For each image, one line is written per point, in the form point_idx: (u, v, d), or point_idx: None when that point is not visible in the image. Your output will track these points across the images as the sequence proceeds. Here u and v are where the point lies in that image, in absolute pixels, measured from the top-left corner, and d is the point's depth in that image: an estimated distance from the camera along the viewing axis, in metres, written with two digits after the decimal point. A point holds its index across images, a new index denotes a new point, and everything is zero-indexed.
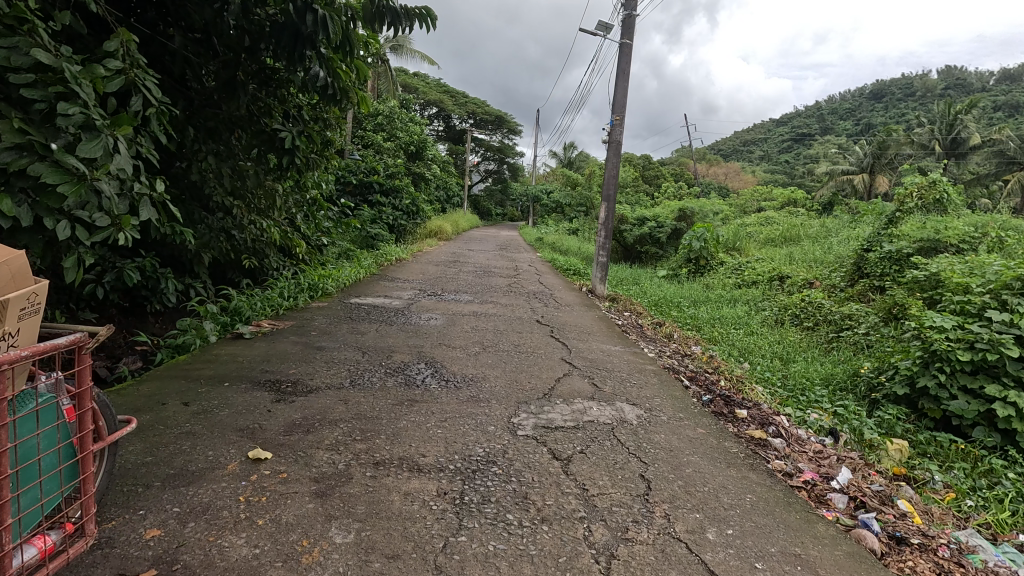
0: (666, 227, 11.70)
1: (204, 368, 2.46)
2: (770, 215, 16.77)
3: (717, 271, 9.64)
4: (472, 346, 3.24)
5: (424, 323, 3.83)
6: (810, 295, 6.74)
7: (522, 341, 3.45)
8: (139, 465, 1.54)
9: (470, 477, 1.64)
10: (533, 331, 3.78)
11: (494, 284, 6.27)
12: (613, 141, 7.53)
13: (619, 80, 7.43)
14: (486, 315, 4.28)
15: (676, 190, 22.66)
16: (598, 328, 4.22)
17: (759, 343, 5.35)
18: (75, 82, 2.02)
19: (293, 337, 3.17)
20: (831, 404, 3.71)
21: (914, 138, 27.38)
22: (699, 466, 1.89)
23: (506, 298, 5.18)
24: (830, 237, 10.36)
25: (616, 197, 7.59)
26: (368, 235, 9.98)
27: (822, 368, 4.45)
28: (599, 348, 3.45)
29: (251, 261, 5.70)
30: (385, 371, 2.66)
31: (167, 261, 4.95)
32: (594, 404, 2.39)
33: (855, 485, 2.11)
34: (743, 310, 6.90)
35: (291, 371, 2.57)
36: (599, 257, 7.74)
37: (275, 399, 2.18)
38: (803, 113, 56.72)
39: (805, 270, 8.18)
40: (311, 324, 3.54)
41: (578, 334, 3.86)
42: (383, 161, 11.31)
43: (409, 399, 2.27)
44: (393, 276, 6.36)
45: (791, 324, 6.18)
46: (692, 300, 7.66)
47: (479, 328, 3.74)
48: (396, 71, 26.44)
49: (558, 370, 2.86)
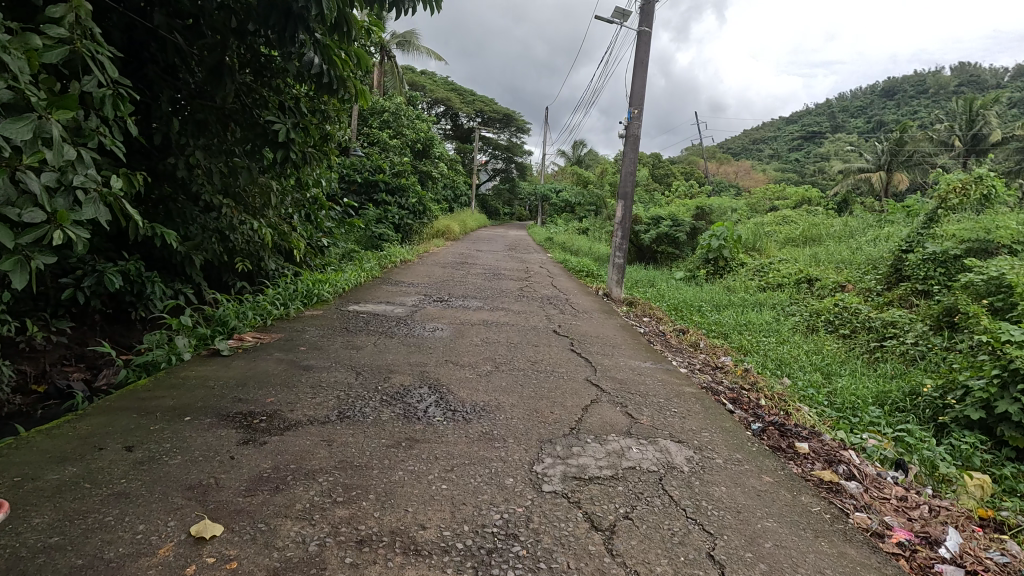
0: (682, 227, 11.24)
1: (164, 397, 2.06)
2: (786, 214, 16.25)
3: (738, 272, 9.17)
4: (484, 364, 2.82)
5: (429, 335, 3.42)
6: (845, 300, 6.26)
7: (542, 357, 3.03)
8: (36, 552, 1.14)
9: (486, 562, 1.24)
10: (551, 344, 3.37)
11: (505, 288, 5.87)
12: (630, 135, 7.10)
13: (637, 71, 7.00)
14: (497, 324, 3.87)
15: (688, 188, 22.17)
16: (623, 340, 3.79)
17: (794, 355, 4.89)
18: (3, 49, 1.75)
19: (279, 354, 2.77)
20: (890, 428, 3.27)
21: (933, 135, 26.66)
22: (780, 537, 1.47)
23: (519, 305, 4.76)
24: (858, 237, 9.84)
25: (634, 195, 7.16)
26: (373, 235, 9.61)
27: (872, 384, 3.99)
28: (628, 366, 3.03)
29: (246, 264, 5.31)
30: (382, 398, 2.25)
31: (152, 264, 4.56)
32: (633, 444, 1.97)
33: (969, 554, 1.67)
34: (771, 315, 6.43)
35: (269, 398, 2.16)
36: (616, 258, 7.29)
37: (242, 439, 1.77)
38: (815, 111, 55.85)
39: (834, 272, 7.71)
40: (301, 337, 3.14)
41: (602, 347, 3.44)
42: (389, 159, 10.94)
43: (407, 439, 1.86)
44: (396, 279, 5.96)
45: (825, 332, 5.71)
46: (715, 304, 7.21)
47: (491, 342, 3.33)
48: (404, 69, 26.16)
49: (585, 396, 2.44)
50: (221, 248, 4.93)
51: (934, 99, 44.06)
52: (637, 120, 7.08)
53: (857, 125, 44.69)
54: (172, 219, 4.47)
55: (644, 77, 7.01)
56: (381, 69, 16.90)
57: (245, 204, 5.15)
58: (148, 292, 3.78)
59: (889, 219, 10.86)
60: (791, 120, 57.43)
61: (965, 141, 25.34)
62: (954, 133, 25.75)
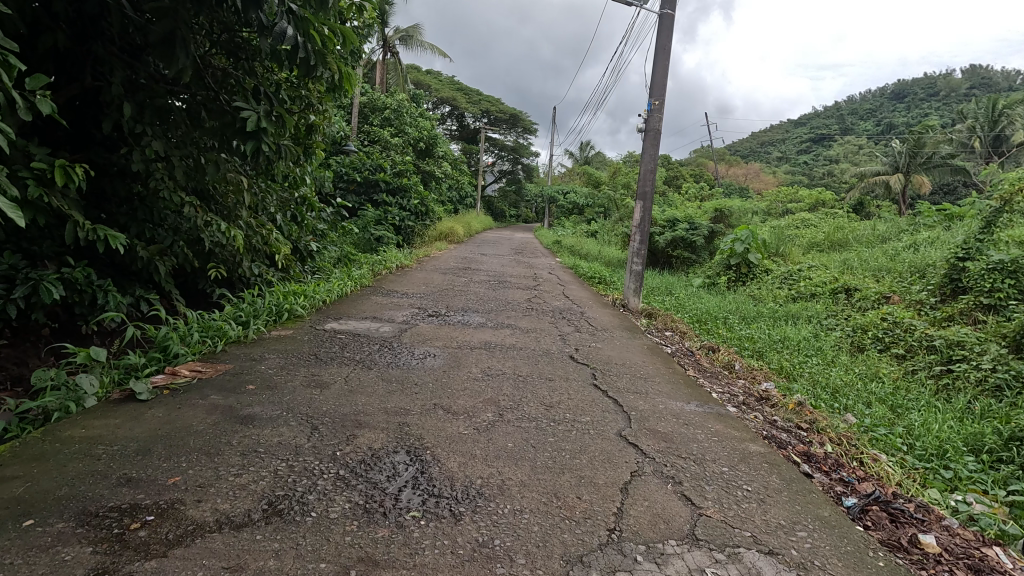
0: (700, 231, 10.54)
1: (13, 481, 1.40)
2: (805, 217, 15.53)
3: (763, 280, 8.48)
4: (485, 411, 2.16)
5: (418, 365, 2.75)
6: (894, 315, 5.56)
7: (559, 400, 2.35)
8: None
9: None
10: (569, 379, 2.69)
11: (512, 298, 5.22)
12: (651, 129, 6.45)
13: (659, 59, 6.34)
14: (502, 349, 3.21)
15: (700, 190, 21.43)
16: (655, 369, 3.11)
17: (848, 382, 4.19)
18: None
19: (218, 397, 2.11)
20: (999, 487, 2.60)
21: (952, 135, 25.87)
22: None
23: (527, 322, 4.09)
24: (892, 243, 9.11)
25: (653, 195, 6.50)
26: (370, 238, 8.99)
27: (956, 424, 3.30)
28: (670, 411, 2.35)
29: (223, 270, 4.59)
30: (341, 474, 1.60)
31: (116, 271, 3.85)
32: (710, 564, 1.30)
33: None
34: (808, 330, 5.74)
35: (172, 475, 1.50)
36: (633, 264, 6.61)
37: (91, 571, 1.11)
38: (827, 112, 54.89)
39: (873, 280, 7.04)
40: (255, 371, 2.48)
41: (633, 381, 2.76)
42: (390, 157, 10.36)
43: (361, 563, 1.20)
44: (389, 288, 5.32)
45: (876, 353, 5.01)
46: (742, 315, 6.52)
47: (494, 375, 2.66)
48: (409, 68, 25.72)
49: (622, 467, 1.77)
50: (191, 254, 4.28)
51: (949, 100, 43.16)
52: (658, 113, 6.42)
53: (870, 126, 43.82)
54: (130, 221, 3.81)
55: (666, 65, 6.35)
56: (384, 65, 16.38)
57: (217, 204, 4.50)
58: (101, 304, 3.04)
59: (923, 222, 10.11)
60: (801, 122, 56.59)
61: (986, 142, 24.46)
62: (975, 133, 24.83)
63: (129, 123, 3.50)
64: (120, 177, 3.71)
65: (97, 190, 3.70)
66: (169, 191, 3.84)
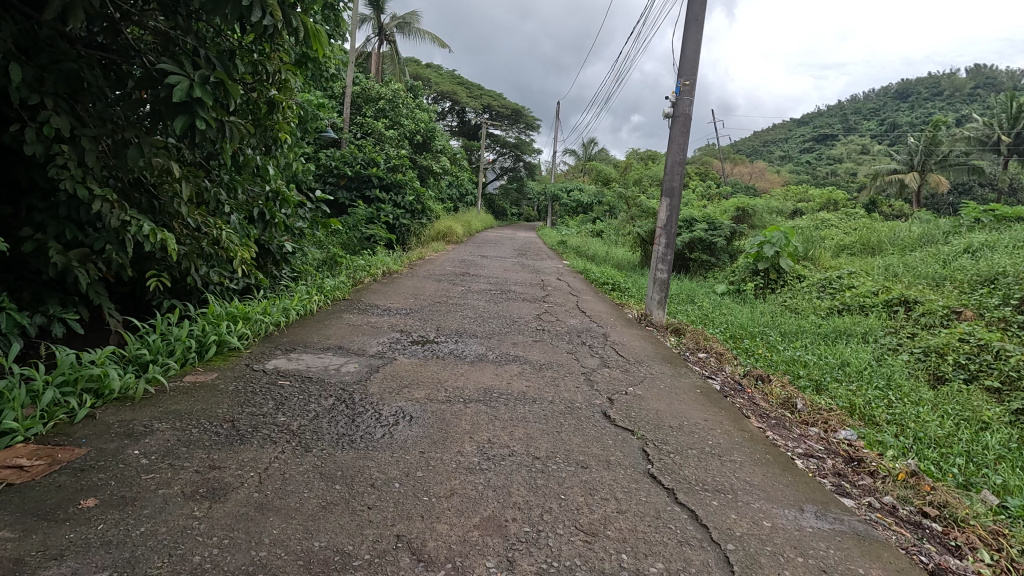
0: (720, 231, 9.61)
1: None
2: (824, 218, 14.57)
3: (797, 287, 7.56)
4: (482, 557, 1.25)
5: (384, 440, 1.84)
6: (976, 336, 4.64)
7: (606, 523, 1.44)
8: None
9: None
10: (612, 465, 1.78)
11: (517, 315, 4.30)
12: (679, 113, 5.53)
13: (693, 31, 5.40)
14: (507, 402, 2.29)
15: (710, 188, 20.45)
16: (728, 435, 2.19)
17: (954, 432, 3.27)
18: None
19: (7, 538, 1.19)
20: None
21: (971, 132, 24.91)
22: None
23: (540, 353, 3.16)
24: (939, 246, 8.17)
25: (682, 190, 5.57)
26: (358, 240, 8.08)
27: None
28: (786, 541, 1.43)
29: (166, 280, 3.52)
30: None
31: (39, 288, 2.58)
32: None
33: None
34: (870, 352, 4.82)
35: None
36: (657, 271, 5.66)
37: None
38: (835, 109, 53.79)
39: (931, 291, 6.12)
40: (120, 463, 1.55)
41: (706, 467, 1.84)
42: (384, 150, 9.44)
43: None
44: (370, 301, 4.42)
45: (962, 385, 4.11)
46: (783, 331, 5.60)
47: (498, 462, 1.74)
48: (408, 61, 24.86)
49: None
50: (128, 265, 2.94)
51: (961, 98, 42.12)
52: (688, 96, 5.50)
53: (878, 125, 42.86)
54: (48, 219, 2.59)
55: (699, 39, 5.41)
56: (380, 55, 15.46)
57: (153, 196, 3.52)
58: None
59: (964, 226, 9.19)
60: (806, 121, 55.61)
61: (1008, 139, 23.47)
62: (996, 131, 23.81)
63: (20, 89, 2.27)
64: (37, 163, 2.57)
65: (6, 184, 2.57)
66: (76, 187, 2.46)
